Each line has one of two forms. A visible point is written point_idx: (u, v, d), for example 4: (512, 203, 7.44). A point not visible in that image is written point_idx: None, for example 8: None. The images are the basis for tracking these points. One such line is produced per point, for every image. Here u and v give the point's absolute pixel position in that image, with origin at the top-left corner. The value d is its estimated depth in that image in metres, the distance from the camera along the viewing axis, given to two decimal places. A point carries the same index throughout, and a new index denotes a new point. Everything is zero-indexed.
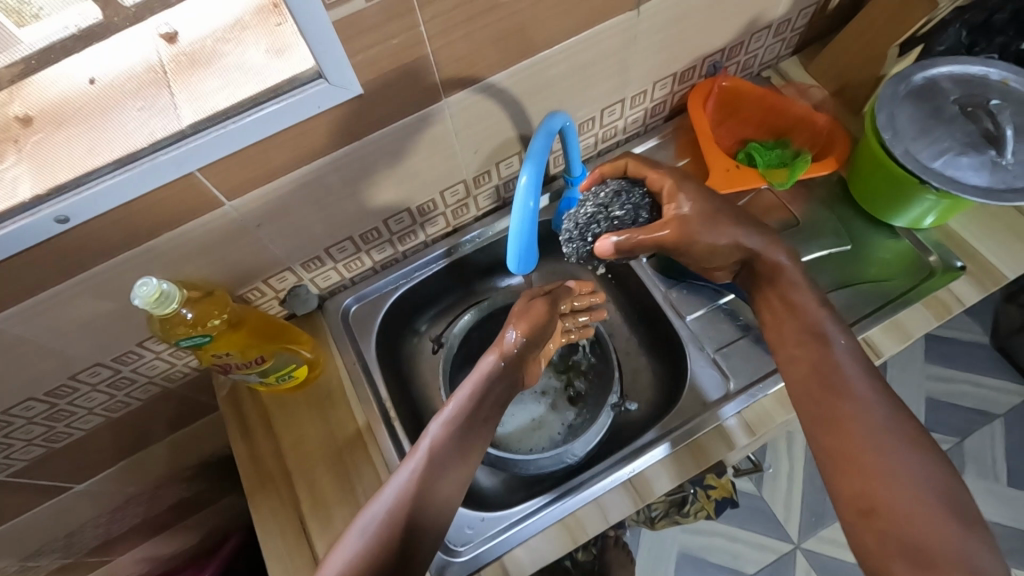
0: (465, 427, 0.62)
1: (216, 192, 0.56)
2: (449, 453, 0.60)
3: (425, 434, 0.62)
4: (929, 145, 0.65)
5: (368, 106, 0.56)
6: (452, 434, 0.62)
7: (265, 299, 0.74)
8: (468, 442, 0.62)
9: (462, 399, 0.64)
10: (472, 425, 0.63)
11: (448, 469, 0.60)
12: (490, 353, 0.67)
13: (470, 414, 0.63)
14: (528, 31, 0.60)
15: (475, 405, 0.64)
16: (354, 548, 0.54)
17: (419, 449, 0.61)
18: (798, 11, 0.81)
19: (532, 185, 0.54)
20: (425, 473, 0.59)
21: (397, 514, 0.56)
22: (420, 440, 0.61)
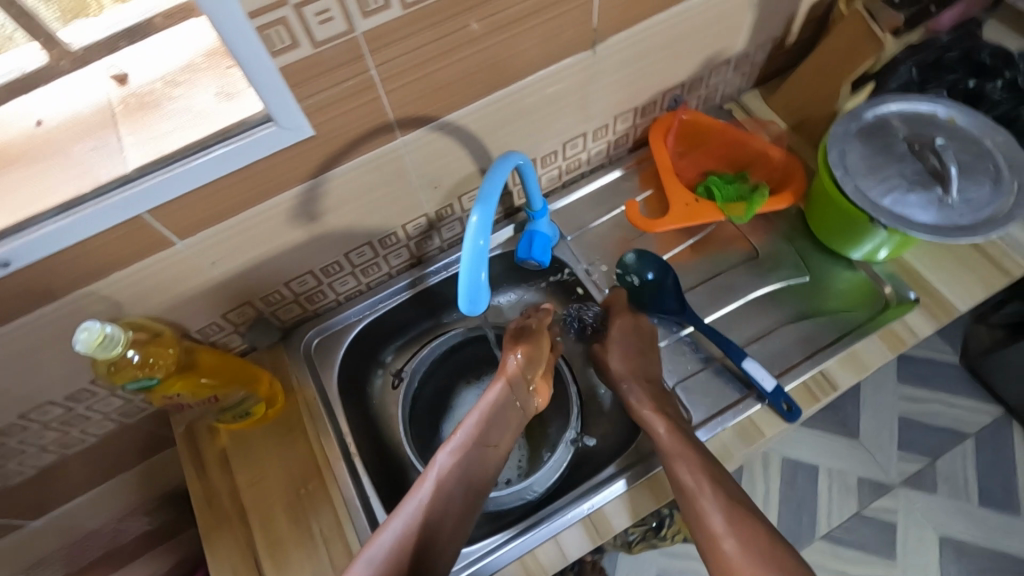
0: (469, 458, 0.66)
1: (166, 232, 0.55)
2: (454, 485, 0.64)
3: (432, 465, 0.65)
4: (878, 183, 0.67)
5: (321, 147, 0.57)
6: (458, 466, 0.65)
7: (223, 334, 0.73)
8: (470, 474, 0.65)
9: (467, 431, 0.67)
10: (474, 455, 0.66)
11: (454, 498, 0.63)
12: (494, 385, 0.69)
13: (475, 444, 0.66)
14: (484, 72, 0.61)
15: (481, 435, 0.67)
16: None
17: (425, 482, 0.64)
18: (755, 46, 0.83)
19: (484, 224, 0.54)
20: (433, 503, 0.62)
21: (406, 548, 0.59)
22: (427, 470, 0.65)
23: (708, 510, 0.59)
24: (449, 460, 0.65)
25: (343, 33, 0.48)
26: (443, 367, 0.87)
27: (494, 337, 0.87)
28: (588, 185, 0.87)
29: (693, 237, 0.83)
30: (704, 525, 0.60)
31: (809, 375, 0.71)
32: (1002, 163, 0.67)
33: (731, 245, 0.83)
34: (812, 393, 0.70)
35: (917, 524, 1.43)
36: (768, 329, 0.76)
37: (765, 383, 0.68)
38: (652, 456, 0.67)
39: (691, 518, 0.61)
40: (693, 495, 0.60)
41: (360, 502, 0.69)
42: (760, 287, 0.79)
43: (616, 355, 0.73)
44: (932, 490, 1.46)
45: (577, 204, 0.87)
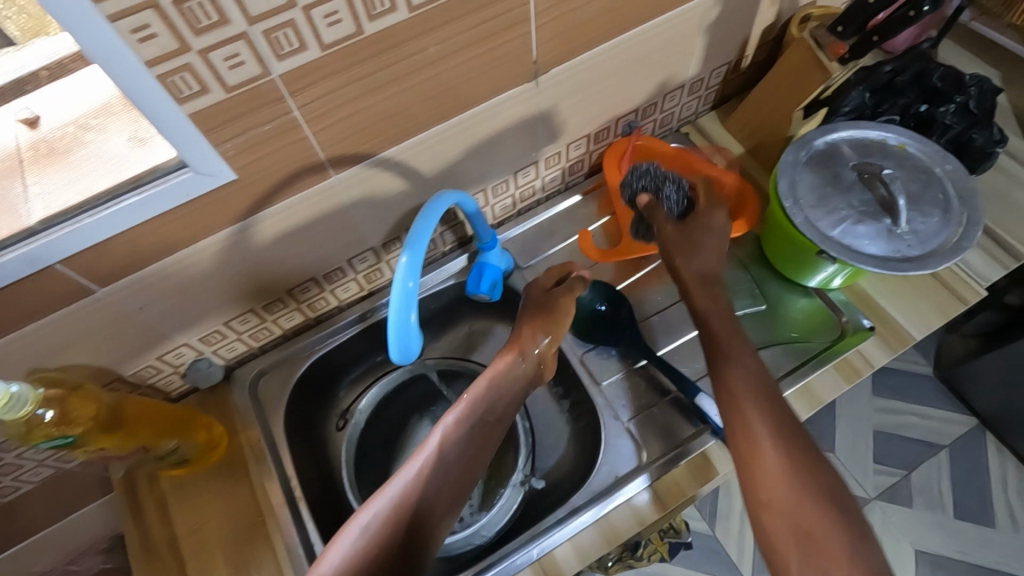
0: (475, 428, 0.62)
1: (82, 280, 0.53)
2: (456, 452, 0.60)
3: (434, 430, 0.61)
4: (827, 214, 0.66)
5: (246, 189, 0.54)
6: (461, 434, 0.61)
7: (161, 376, 0.70)
8: (474, 442, 0.61)
9: (475, 396, 0.64)
10: (479, 425, 0.62)
11: (454, 466, 0.59)
12: (507, 353, 0.68)
13: (481, 414, 0.63)
14: (420, 108, 0.59)
15: (488, 405, 0.64)
16: (354, 543, 0.51)
17: (427, 445, 0.60)
18: (708, 70, 0.82)
19: (414, 265, 0.53)
20: (432, 469, 0.58)
21: (405, 510, 0.54)
22: (429, 435, 0.61)
23: (753, 419, 0.57)
24: (455, 424, 0.61)
25: (257, 76, 0.46)
26: (391, 407, 0.83)
27: (438, 377, 0.84)
28: (544, 212, 0.86)
29: (650, 265, 0.82)
30: (750, 436, 0.56)
31: None
32: (951, 191, 0.66)
33: None
34: None
35: (893, 538, 1.42)
36: None
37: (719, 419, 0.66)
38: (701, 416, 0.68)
39: (736, 429, 0.57)
40: (742, 398, 0.58)
41: (303, 550, 0.66)
42: None
43: (705, 252, 0.69)
44: (907, 503, 1.45)
45: (533, 231, 0.85)
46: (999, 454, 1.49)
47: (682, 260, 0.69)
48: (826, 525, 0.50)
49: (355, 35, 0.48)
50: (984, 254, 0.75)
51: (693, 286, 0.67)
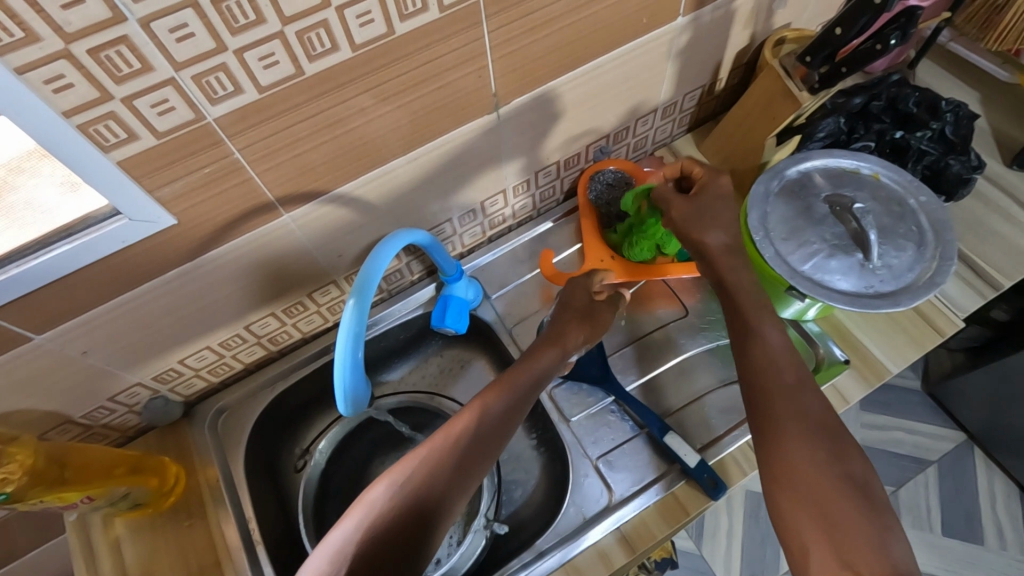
0: (515, 404, 0.60)
1: (19, 329, 0.51)
2: (488, 429, 0.58)
3: (474, 401, 0.60)
4: (798, 247, 0.64)
5: (189, 233, 0.52)
6: (498, 411, 0.59)
7: (115, 416, 0.68)
8: (508, 424, 0.59)
9: (518, 376, 0.62)
10: (518, 407, 0.60)
11: (491, 439, 0.57)
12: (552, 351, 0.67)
13: (520, 393, 0.61)
14: (373, 144, 0.57)
15: (529, 386, 0.62)
16: (381, 503, 0.51)
17: (466, 413, 0.59)
18: (682, 94, 0.80)
19: (363, 309, 0.51)
20: (467, 438, 0.56)
21: (435, 476, 0.53)
22: (469, 405, 0.60)
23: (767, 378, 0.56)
24: (495, 401, 0.59)
25: (191, 121, 0.44)
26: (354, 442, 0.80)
27: (393, 416, 0.81)
28: (515, 239, 0.84)
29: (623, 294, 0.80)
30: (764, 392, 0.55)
31: (734, 447, 0.68)
32: (925, 224, 0.64)
33: (662, 304, 0.79)
34: (738, 466, 0.67)
35: None
36: (694, 398, 0.73)
37: (687, 459, 0.65)
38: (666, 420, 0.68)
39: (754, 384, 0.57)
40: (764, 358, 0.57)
41: None
42: (688, 348, 0.76)
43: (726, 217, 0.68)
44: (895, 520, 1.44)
45: (502, 259, 0.83)
46: (987, 470, 1.47)
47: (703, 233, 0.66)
48: (844, 503, 0.49)
49: (295, 76, 0.46)
50: (962, 284, 0.73)
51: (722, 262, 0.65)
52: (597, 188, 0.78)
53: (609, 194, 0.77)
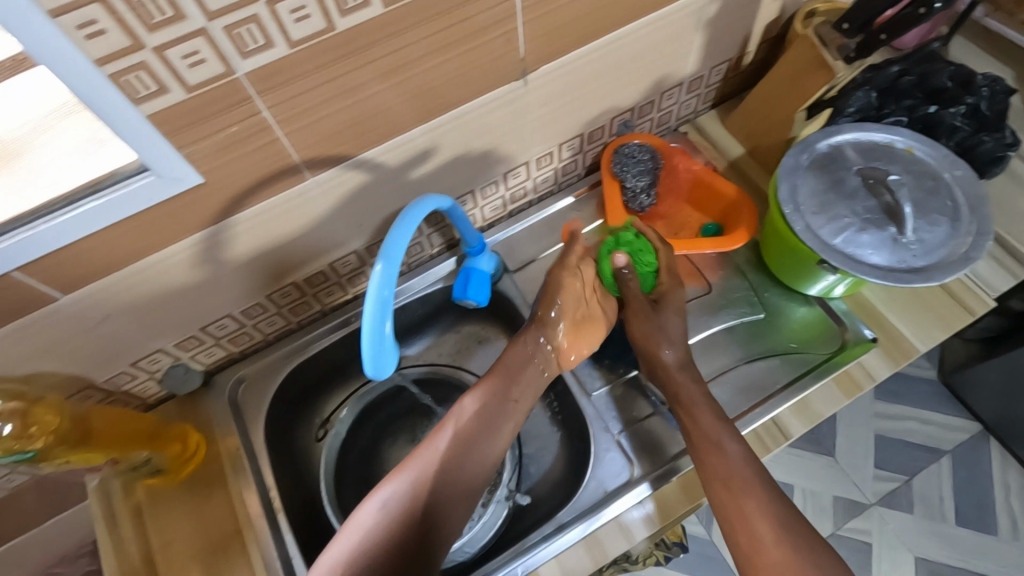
0: (491, 409, 0.64)
1: (46, 287, 0.50)
2: (461, 449, 0.62)
3: (453, 412, 0.64)
4: (829, 221, 0.63)
5: (215, 194, 0.52)
6: (472, 430, 0.63)
7: (137, 382, 0.68)
8: (481, 444, 0.63)
9: (495, 380, 0.66)
10: (489, 428, 0.64)
11: (471, 448, 0.62)
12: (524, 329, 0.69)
13: (489, 413, 0.64)
14: (399, 109, 0.56)
15: (504, 388, 0.66)
16: (365, 530, 0.55)
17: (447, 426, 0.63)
18: (709, 67, 0.78)
19: (391, 273, 0.49)
20: (449, 454, 0.61)
21: (417, 500, 0.58)
22: (447, 417, 0.63)
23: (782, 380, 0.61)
24: (467, 418, 0.63)
25: (220, 75, 0.43)
26: (372, 416, 0.80)
27: (417, 389, 0.81)
28: (536, 214, 0.83)
29: None
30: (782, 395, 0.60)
31: (758, 425, 0.67)
32: (960, 199, 0.63)
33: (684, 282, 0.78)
34: (763, 443, 0.66)
35: (891, 547, 1.40)
36: (714, 376, 0.72)
37: None
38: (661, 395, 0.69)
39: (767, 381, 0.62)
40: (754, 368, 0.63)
41: (281, 563, 0.65)
42: (712, 326, 0.75)
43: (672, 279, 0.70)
44: (907, 510, 1.43)
45: (523, 234, 0.82)
46: (1002, 461, 1.46)
47: (659, 348, 0.66)
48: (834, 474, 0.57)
49: (325, 31, 0.45)
50: (994, 262, 0.71)
51: (674, 374, 0.65)
52: (625, 163, 0.75)
53: (636, 169, 0.74)
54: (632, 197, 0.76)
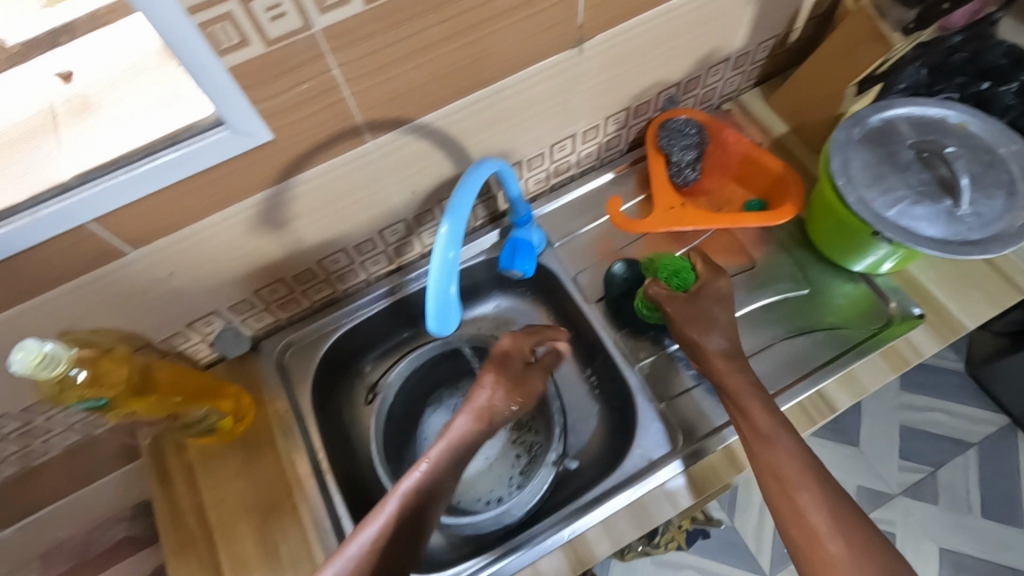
0: (434, 490, 0.59)
1: (117, 241, 0.52)
2: (393, 548, 0.54)
3: (393, 494, 0.57)
4: (882, 194, 0.62)
5: (281, 152, 0.53)
6: (408, 523, 0.56)
7: (190, 344, 0.69)
8: (413, 545, 0.55)
9: (438, 457, 0.61)
10: (420, 526, 0.56)
11: (411, 533, 0.56)
12: (465, 415, 0.65)
13: (425, 504, 0.57)
14: (458, 75, 0.56)
15: (446, 468, 0.61)
16: None
17: (385, 508, 0.56)
18: (756, 43, 0.78)
19: (455, 235, 0.49)
20: (389, 538, 0.54)
21: None
22: (387, 500, 0.57)
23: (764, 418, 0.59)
24: (398, 512, 0.56)
25: (299, 30, 0.44)
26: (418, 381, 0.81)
27: (472, 352, 0.82)
28: (577, 189, 0.83)
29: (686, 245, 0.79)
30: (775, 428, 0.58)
31: (804, 397, 0.67)
32: (1016, 173, 0.62)
33: (725, 258, 0.78)
34: (809, 415, 0.66)
35: (915, 538, 1.39)
36: (758, 349, 0.72)
37: None
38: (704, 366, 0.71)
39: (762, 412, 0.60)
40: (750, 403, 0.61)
41: (330, 522, 0.66)
42: (755, 301, 0.75)
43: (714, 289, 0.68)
44: (932, 501, 1.42)
45: (564, 209, 0.83)
46: None
47: (703, 335, 0.65)
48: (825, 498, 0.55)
49: None
50: None
51: (717, 361, 0.64)
52: (672, 137, 0.74)
53: (682, 143, 0.74)
54: (677, 172, 0.76)
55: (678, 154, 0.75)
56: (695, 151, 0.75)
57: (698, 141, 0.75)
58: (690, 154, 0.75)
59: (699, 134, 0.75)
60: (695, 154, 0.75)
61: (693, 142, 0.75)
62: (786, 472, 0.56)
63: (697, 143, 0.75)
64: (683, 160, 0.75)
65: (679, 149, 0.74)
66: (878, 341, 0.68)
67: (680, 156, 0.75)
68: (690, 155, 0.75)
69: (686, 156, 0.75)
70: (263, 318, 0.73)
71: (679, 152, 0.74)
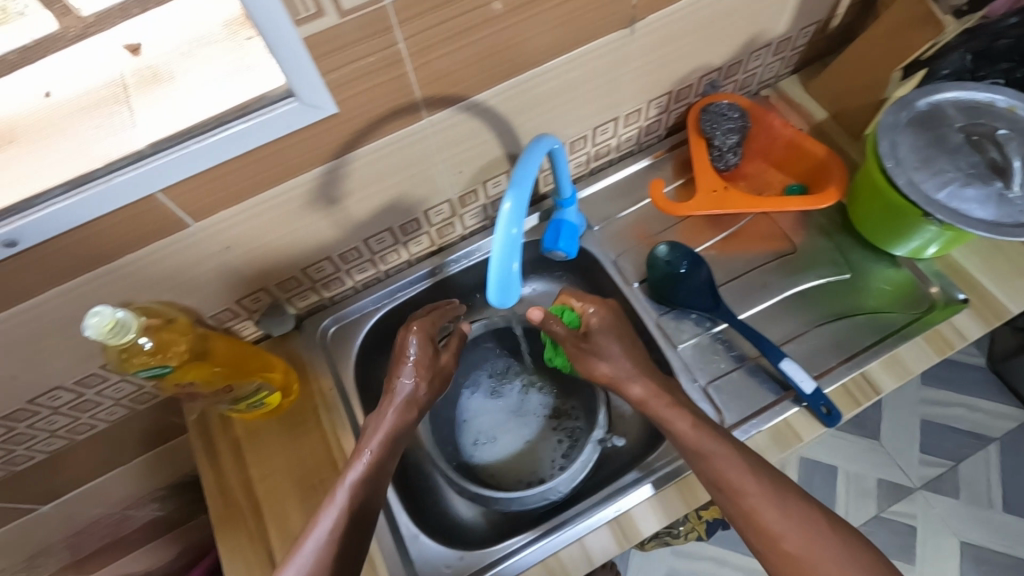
0: (377, 482, 0.59)
1: (181, 213, 0.53)
2: (348, 540, 0.55)
3: (340, 488, 0.58)
4: (932, 176, 0.63)
5: (342, 126, 0.53)
6: (361, 513, 0.57)
7: (238, 320, 0.70)
8: (364, 532, 0.57)
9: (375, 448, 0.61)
10: (370, 514, 0.58)
11: (363, 523, 0.57)
12: (392, 411, 0.63)
13: (373, 493, 0.58)
14: (513, 53, 0.57)
15: (385, 457, 0.61)
16: None
17: (335, 502, 0.57)
18: (798, 29, 0.78)
19: (517, 213, 0.49)
20: (344, 530, 0.55)
21: None
22: (335, 494, 0.57)
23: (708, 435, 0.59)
24: (350, 504, 0.57)
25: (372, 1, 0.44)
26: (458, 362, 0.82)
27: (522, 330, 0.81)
28: (615, 173, 0.83)
29: (726, 231, 0.80)
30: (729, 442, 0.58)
31: (848, 379, 0.67)
32: None
33: (765, 243, 0.79)
34: (853, 397, 0.66)
35: (935, 531, 1.39)
36: (800, 332, 0.73)
37: (804, 386, 0.65)
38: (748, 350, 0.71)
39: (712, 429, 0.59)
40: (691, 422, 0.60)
41: None
42: (796, 285, 0.76)
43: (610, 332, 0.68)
44: (952, 495, 1.42)
45: (601, 194, 0.83)
46: None
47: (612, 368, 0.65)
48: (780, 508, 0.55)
49: None
50: None
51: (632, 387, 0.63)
52: (715, 120, 0.75)
53: (726, 127, 0.75)
54: (719, 156, 0.77)
55: (722, 136, 0.75)
56: (739, 134, 0.75)
57: (743, 124, 0.76)
58: (733, 136, 0.75)
59: (743, 117, 0.76)
60: (739, 136, 0.75)
61: (738, 125, 0.75)
62: (726, 477, 0.56)
63: (741, 126, 0.76)
64: (726, 143, 0.75)
65: (723, 131, 0.75)
66: (922, 326, 0.69)
67: (724, 138, 0.75)
68: (733, 138, 0.75)
69: (729, 138, 0.75)
70: (309, 297, 0.74)
71: (723, 134, 0.75)
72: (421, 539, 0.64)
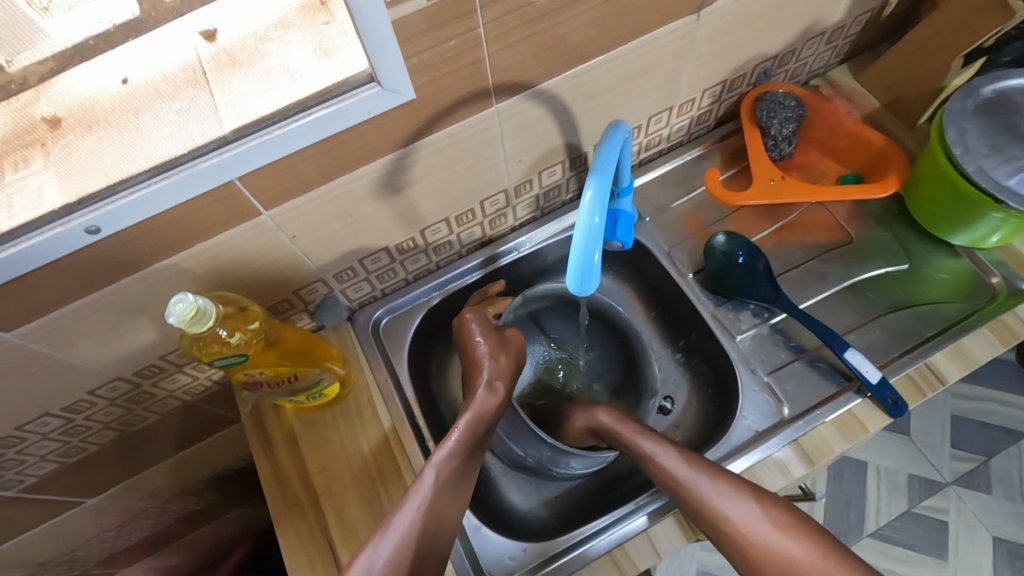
0: (465, 467, 0.60)
1: (253, 201, 0.52)
2: (435, 515, 0.56)
3: (430, 464, 0.58)
4: (1002, 163, 0.62)
5: (415, 113, 0.53)
6: (446, 492, 0.58)
7: (294, 311, 0.70)
8: (451, 510, 0.58)
9: (466, 431, 0.61)
10: (455, 492, 0.59)
11: (448, 505, 0.58)
12: (482, 389, 0.65)
13: (457, 474, 0.59)
14: (582, 38, 0.56)
15: (472, 441, 0.62)
16: None
17: (423, 479, 0.58)
18: (854, 17, 0.77)
19: (598, 200, 0.48)
20: (432, 508, 0.56)
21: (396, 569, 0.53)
22: (424, 470, 0.58)
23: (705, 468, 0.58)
24: (437, 485, 0.57)
25: None
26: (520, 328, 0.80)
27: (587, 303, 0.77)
28: (664, 164, 0.83)
29: (781, 220, 0.79)
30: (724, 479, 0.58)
31: (911, 368, 0.66)
32: None
33: (821, 233, 0.78)
34: (919, 386, 0.65)
35: (969, 526, 1.33)
36: (861, 321, 0.72)
37: (871, 376, 0.64)
38: (808, 342, 0.71)
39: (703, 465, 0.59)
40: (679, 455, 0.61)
41: None
42: (855, 274, 0.75)
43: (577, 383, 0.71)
44: (985, 490, 1.36)
45: (651, 185, 0.82)
46: None
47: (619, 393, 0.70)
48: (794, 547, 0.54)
49: None
50: None
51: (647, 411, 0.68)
52: (772, 109, 0.74)
53: (782, 116, 0.74)
54: (773, 145, 0.77)
55: (777, 126, 0.75)
56: (794, 123, 0.75)
57: (799, 113, 0.75)
58: (788, 126, 0.75)
59: (800, 106, 0.75)
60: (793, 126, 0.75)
61: (794, 114, 0.75)
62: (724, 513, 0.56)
63: (798, 115, 0.75)
64: (781, 133, 0.75)
65: (780, 120, 0.75)
66: (988, 315, 0.68)
67: (778, 128, 0.75)
68: (788, 127, 0.75)
69: (784, 128, 0.75)
70: (365, 288, 0.74)
71: (778, 123, 0.75)
72: (482, 531, 0.65)
